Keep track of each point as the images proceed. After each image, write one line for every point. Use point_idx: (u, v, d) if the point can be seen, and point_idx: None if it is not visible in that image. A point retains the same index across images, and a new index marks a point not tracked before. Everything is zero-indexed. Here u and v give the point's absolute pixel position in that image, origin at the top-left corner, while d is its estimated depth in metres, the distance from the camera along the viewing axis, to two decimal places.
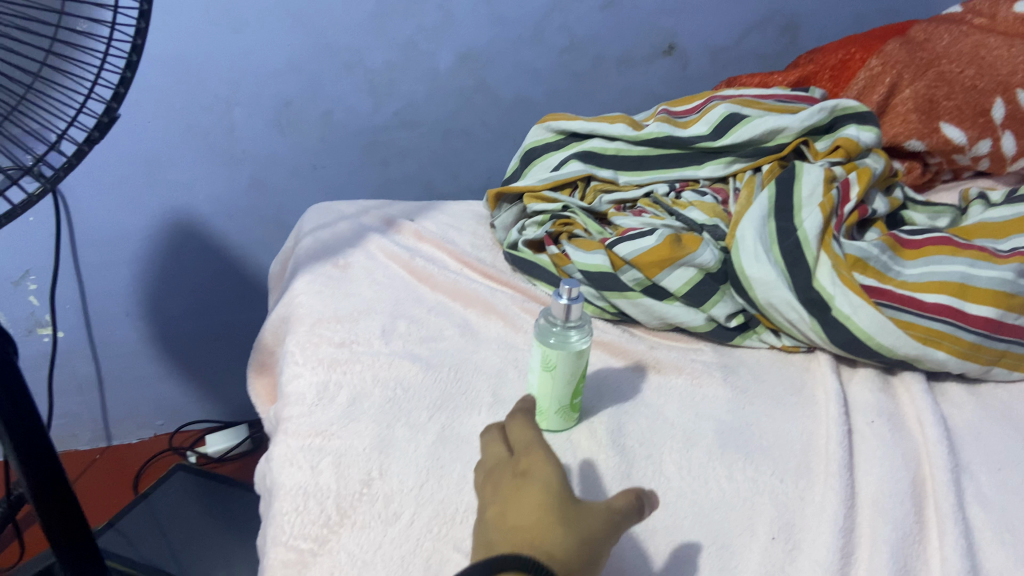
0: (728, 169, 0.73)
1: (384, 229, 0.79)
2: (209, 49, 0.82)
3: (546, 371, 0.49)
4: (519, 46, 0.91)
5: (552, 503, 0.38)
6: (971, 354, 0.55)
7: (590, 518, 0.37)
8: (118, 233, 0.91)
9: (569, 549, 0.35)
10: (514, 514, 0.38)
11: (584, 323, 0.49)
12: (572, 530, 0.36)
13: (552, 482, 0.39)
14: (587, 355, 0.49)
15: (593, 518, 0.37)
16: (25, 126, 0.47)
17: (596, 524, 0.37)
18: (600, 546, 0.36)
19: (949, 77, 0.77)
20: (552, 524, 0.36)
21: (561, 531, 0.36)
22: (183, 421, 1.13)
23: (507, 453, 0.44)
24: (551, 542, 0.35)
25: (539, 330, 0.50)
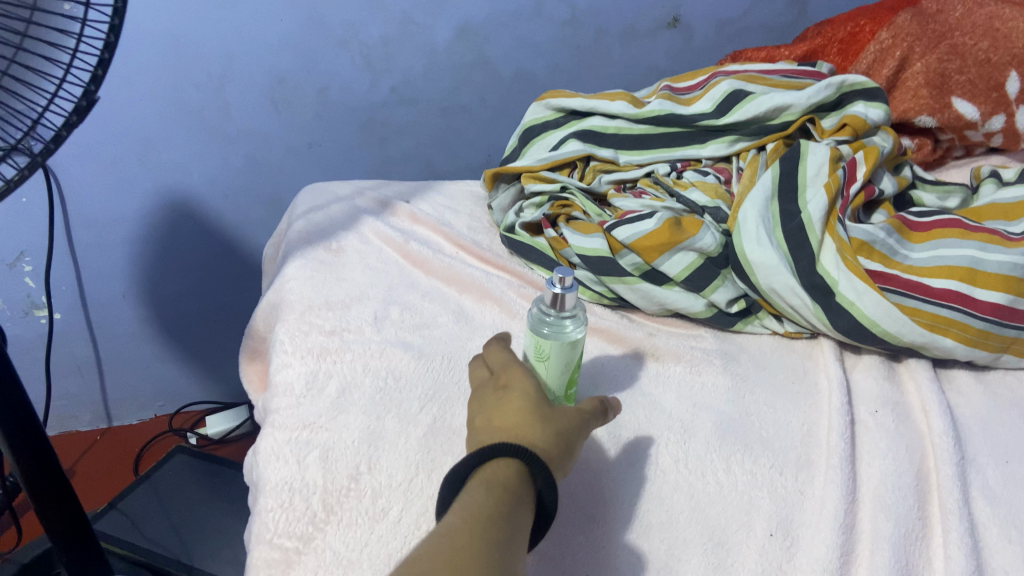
0: (730, 148, 0.72)
1: (379, 212, 0.77)
2: (200, 24, 0.80)
3: (541, 362, 0.47)
4: (519, 20, 0.89)
5: (535, 404, 0.42)
6: (979, 342, 0.53)
7: (565, 417, 0.42)
8: (112, 215, 0.89)
9: (552, 442, 0.40)
10: (500, 416, 0.42)
11: (579, 311, 0.47)
12: (551, 426, 0.41)
13: (532, 389, 0.44)
14: (582, 344, 0.47)
15: (567, 416, 0.43)
16: (0, 111, 0.45)
17: (571, 422, 0.42)
18: (573, 439, 0.42)
19: (962, 50, 0.74)
20: (535, 421, 0.41)
21: (543, 426, 0.41)
22: (184, 402, 1.13)
23: (488, 373, 0.48)
24: (536, 435, 0.40)
25: (533, 318, 0.47)
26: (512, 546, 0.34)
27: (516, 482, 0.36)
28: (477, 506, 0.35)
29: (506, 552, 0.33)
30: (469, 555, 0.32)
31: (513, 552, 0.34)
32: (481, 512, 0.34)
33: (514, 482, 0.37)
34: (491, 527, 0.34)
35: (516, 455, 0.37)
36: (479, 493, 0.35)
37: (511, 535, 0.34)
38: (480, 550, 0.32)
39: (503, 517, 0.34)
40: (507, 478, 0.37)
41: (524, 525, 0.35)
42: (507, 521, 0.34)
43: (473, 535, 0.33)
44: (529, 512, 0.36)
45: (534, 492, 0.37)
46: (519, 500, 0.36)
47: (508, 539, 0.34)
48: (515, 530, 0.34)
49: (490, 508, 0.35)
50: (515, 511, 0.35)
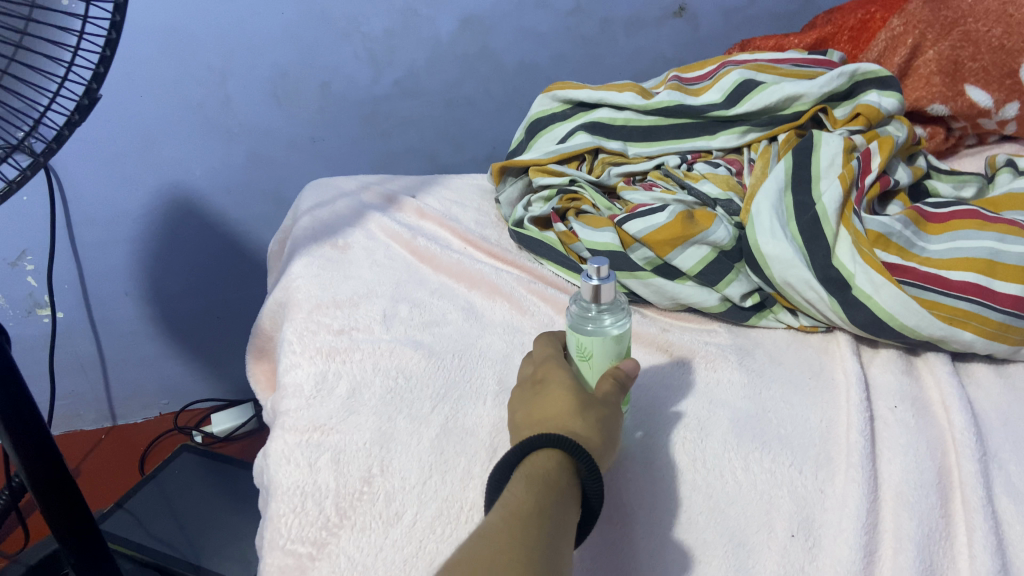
0: (741, 139, 0.70)
1: (385, 207, 0.77)
2: (199, 17, 0.79)
3: (585, 360, 0.46)
4: (523, 10, 0.88)
5: (575, 394, 0.43)
6: (999, 334, 0.52)
7: (604, 404, 0.43)
8: (114, 211, 0.89)
9: (592, 433, 0.40)
10: (540, 409, 0.42)
11: (617, 305, 0.46)
12: (589, 413, 0.41)
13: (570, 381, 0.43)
14: (626, 337, 0.46)
15: (606, 403, 0.43)
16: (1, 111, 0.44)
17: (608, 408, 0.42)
18: (612, 425, 0.42)
19: (974, 36, 0.73)
20: (573, 411, 0.41)
21: (582, 415, 0.41)
22: (189, 400, 1.11)
23: (532, 367, 0.48)
24: (576, 425, 0.40)
25: (572, 319, 0.47)
26: (555, 543, 0.34)
27: (558, 475, 0.36)
28: (518, 501, 0.35)
29: (547, 550, 0.33)
30: (506, 557, 0.32)
31: (555, 550, 0.33)
32: (523, 509, 0.34)
33: (554, 476, 0.37)
34: (531, 526, 0.33)
35: (556, 446, 0.37)
36: (521, 491, 0.35)
37: (553, 527, 0.34)
38: (519, 549, 0.32)
39: (545, 513, 0.34)
40: (549, 472, 0.37)
41: (568, 520, 0.35)
42: (549, 520, 0.34)
43: (510, 532, 0.33)
44: (572, 506, 0.36)
45: (577, 485, 0.37)
46: (562, 495, 0.36)
47: (550, 536, 0.34)
48: (558, 525, 0.34)
49: (530, 504, 0.34)
50: (558, 507, 0.35)
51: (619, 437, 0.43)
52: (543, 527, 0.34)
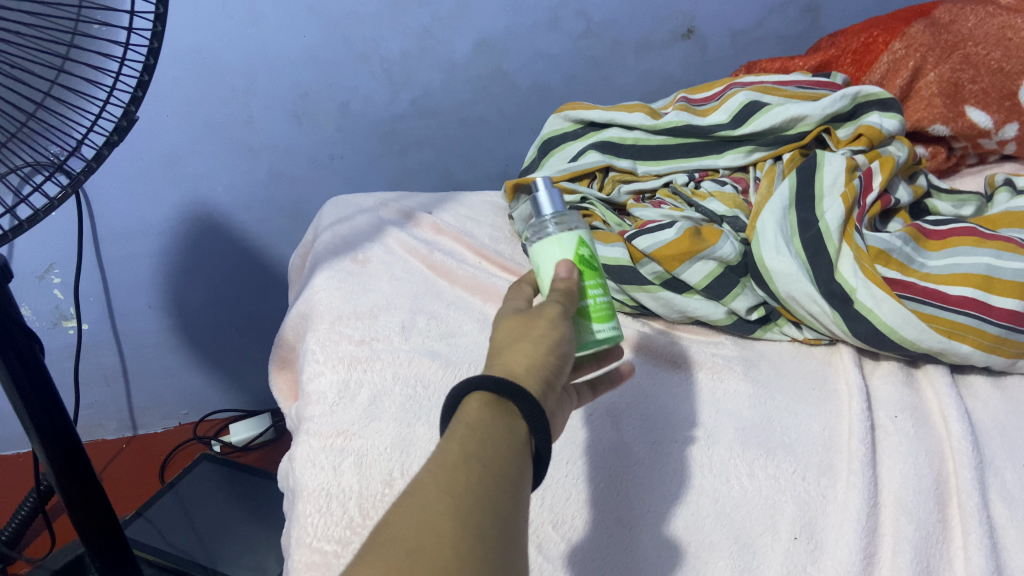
0: (747, 157, 0.74)
1: (401, 223, 0.79)
2: (224, 41, 0.82)
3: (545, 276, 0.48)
4: (536, 32, 0.90)
5: (515, 324, 0.42)
6: (996, 347, 0.54)
7: (538, 316, 0.42)
8: (140, 227, 0.92)
9: (530, 350, 0.39)
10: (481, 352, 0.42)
11: (564, 215, 0.49)
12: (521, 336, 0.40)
13: (510, 318, 0.43)
14: (569, 242, 0.47)
15: (540, 314, 0.42)
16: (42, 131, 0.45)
17: (540, 320, 0.41)
18: (549, 331, 0.41)
19: (974, 60, 0.75)
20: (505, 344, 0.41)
21: (515, 339, 0.40)
22: (209, 409, 1.15)
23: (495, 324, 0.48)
24: (516, 357, 0.39)
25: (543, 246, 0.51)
26: (491, 486, 0.32)
27: (488, 417, 0.35)
28: (445, 453, 0.33)
29: (485, 496, 0.31)
30: (436, 510, 0.29)
31: (495, 496, 0.31)
32: (451, 460, 0.32)
33: (483, 418, 0.35)
34: (461, 475, 0.31)
35: (481, 387, 0.36)
36: (450, 440, 0.33)
37: (489, 470, 0.32)
38: (453, 501, 0.30)
39: (475, 457, 0.32)
40: (480, 413, 0.35)
41: (508, 461, 0.33)
42: (482, 465, 0.32)
43: (438, 482, 0.31)
44: (508, 443, 0.34)
45: (515, 416, 0.36)
46: (494, 437, 0.34)
47: (486, 483, 0.32)
48: (495, 470, 0.32)
49: (458, 454, 0.32)
50: (492, 450, 0.33)
51: (569, 343, 0.41)
52: (477, 473, 0.32)
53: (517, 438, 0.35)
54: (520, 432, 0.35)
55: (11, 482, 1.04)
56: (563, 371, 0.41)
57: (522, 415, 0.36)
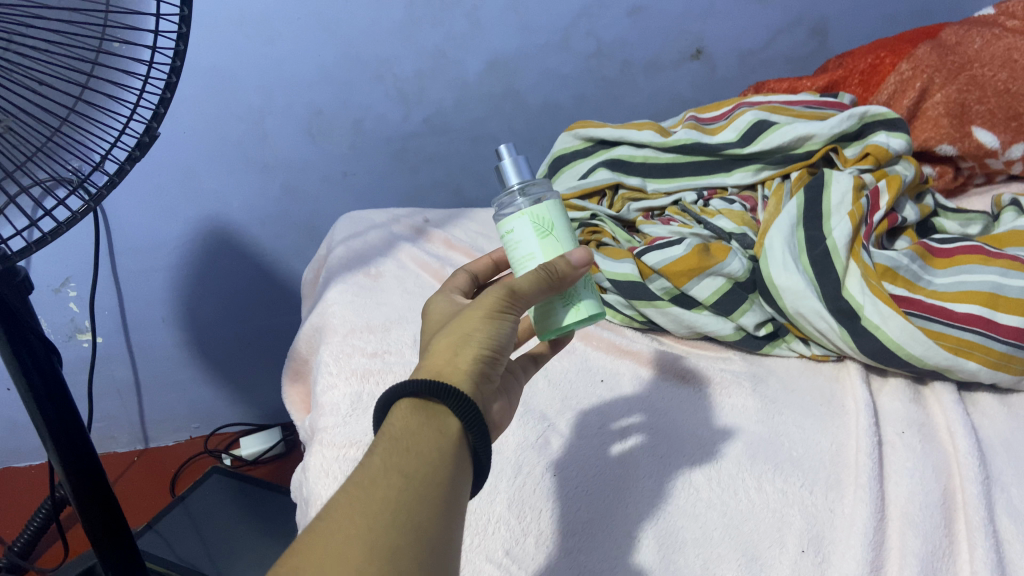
0: (756, 176, 0.75)
1: (414, 238, 0.81)
2: (242, 59, 0.84)
3: (546, 236, 0.46)
4: (547, 52, 0.92)
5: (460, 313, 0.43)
6: (1002, 364, 0.54)
7: (476, 311, 0.42)
8: (155, 240, 0.93)
9: (467, 347, 0.41)
10: (420, 346, 0.43)
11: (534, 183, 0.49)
12: (454, 332, 0.41)
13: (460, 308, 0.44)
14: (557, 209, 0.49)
15: (479, 307, 0.42)
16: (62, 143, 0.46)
17: (475, 314, 0.42)
18: (483, 329, 0.42)
19: (981, 81, 0.76)
20: (440, 338, 0.42)
21: (450, 336, 0.41)
22: (219, 423, 1.15)
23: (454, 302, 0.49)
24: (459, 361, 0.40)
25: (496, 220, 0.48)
26: (409, 497, 0.32)
27: (413, 423, 0.36)
28: (367, 466, 0.34)
29: (401, 507, 0.32)
30: (352, 527, 0.30)
31: (414, 504, 0.32)
32: (372, 473, 0.33)
33: (410, 424, 0.36)
34: (379, 489, 0.32)
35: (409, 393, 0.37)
36: (373, 451, 0.34)
37: (406, 481, 0.33)
38: (370, 516, 0.31)
39: (394, 470, 0.33)
40: (407, 419, 0.36)
41: (434, 470, 0.34)
42: (401, 476, 0.33)
43: (354, 497, 0.31)
44: (429, 445, 0.35)
45: (441, 416, 0.37)
46: (420, 445, 0.35)
47: (406, 492, 0.32)
48: (419, 480, 0.33)
49: (379, 468, 0.33)
50: (416, 459, 0.34)
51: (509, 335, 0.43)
52: (399, 484, 0.33)
53: (445, 441, 0.36)
54: (450, 431, 0.37)
55: (24, 493, 1.05)
56: (500, 362, 0.43)
57: (450, 413, 0.37)
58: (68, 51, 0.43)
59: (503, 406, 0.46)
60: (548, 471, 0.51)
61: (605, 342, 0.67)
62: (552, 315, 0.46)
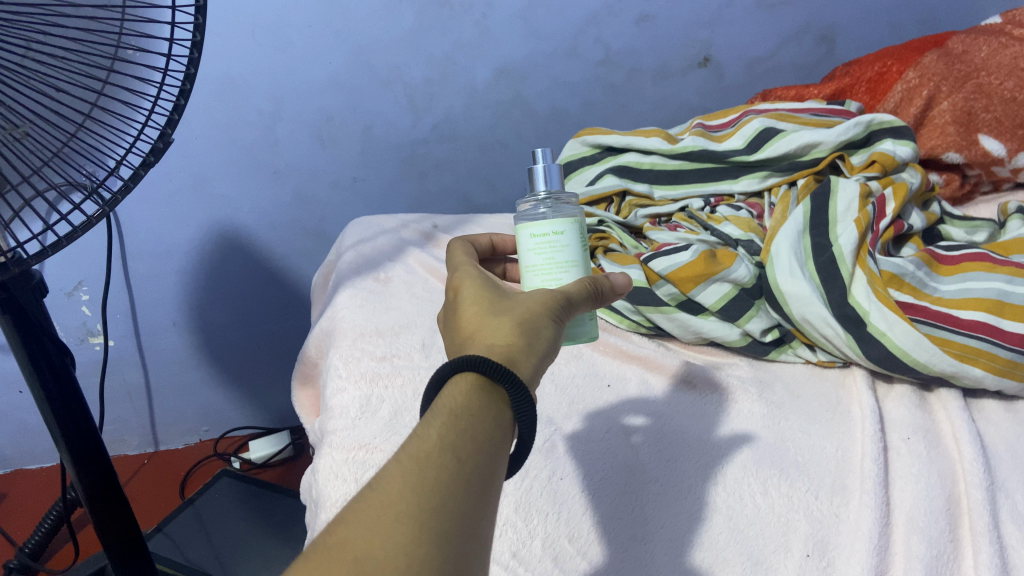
0: (763, 182, 0.76)
1: (423, 243, 0.82)
2: (254, 65, 0.85)
3: (584, 248, 0.48)
4: (555, 60, 0.92)
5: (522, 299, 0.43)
6: (1007, 372, 0.53)
7: (541, 306, 0.42)
8: (167, 245, 0.94)
9: (540, 331, 0.41)
10: (467, 325, 0.42)
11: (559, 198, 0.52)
12: (522, 319, 0.41)
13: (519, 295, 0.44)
14: None
15: (546, 302, 0.43)
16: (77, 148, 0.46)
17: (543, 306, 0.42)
18: (548, 325, 0.41)
19: (988, 89, 0.76)
20: (503, 321, 0.41)
21: (521, 318, 0.41)
22: (229, 427, 1.16)
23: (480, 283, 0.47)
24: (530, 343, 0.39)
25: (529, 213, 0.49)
26: (461, 480, 0.31)
27: (472, 403, 0.35)
28: (421, 441, 0.32)
29: (453, 489, 0.30)
30: (401, 504, 0.29)
31: (466, 489, 0.31)
32: (425, 449, 0.32)
33: (469, 405, 0.35)
34: (431, 467, 0.31)
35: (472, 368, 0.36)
36: (429, 425, 0.33)
37: (460, 463, 0.32)
38: (419, 496, 0.29)
39: (447, 449, 0.32)
40: (461, 398, 0.35)
41: (487, 457, 0.33)
42: (455, 457, 0.32)
43: (405, 473, 0.30)
44: (486, 428, 0.34)
45: (498, 401, 0.36)
46: (476, 428, 0.34)
47: (458, 476, 0.31)
48: (472, 463, 0.32)
49: (433, 445, 0.32)
50: (471, 443, 0.33)
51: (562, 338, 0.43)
52: (450, 465, 0.31)
53: (500, 431, 0.35)
54: (504, 422, 0.35)
55: (35, 494, 1.06)
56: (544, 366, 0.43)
57: (508, 404, 0.36)
58: (84, 58, 0.43)
59: None
60: (555, 474, 0.52)
61: (612, 347, 0.67)
62: (578, 325, 0.49)
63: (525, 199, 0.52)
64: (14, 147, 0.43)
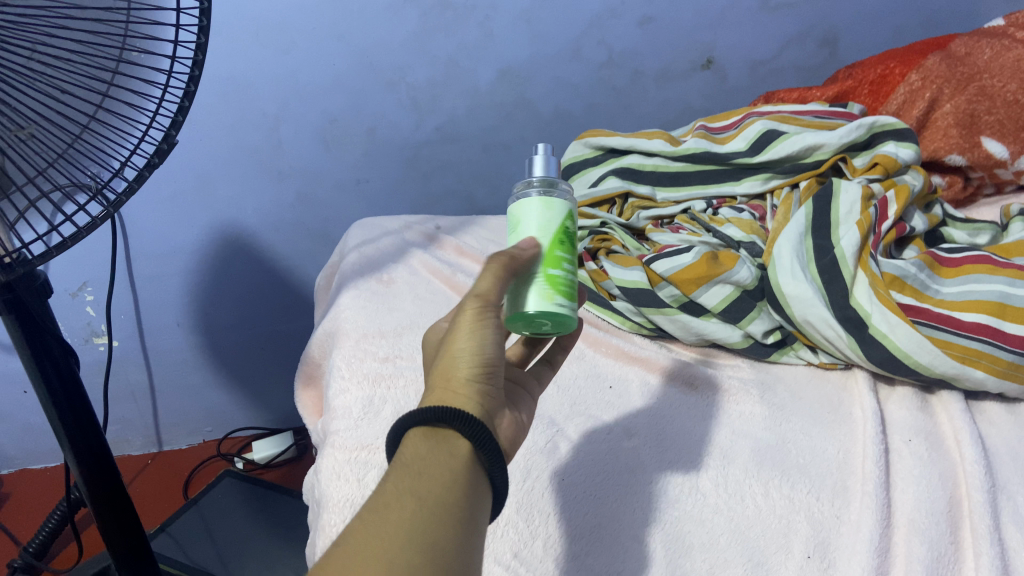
0: (765, 185, 0.76)
1: (426, 245, 0.82)
2: (257, 67, 0.85)
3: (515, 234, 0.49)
4: (558, 61, 0.92)
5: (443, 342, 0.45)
6: (1009, 374, 0.54)
7: (454, 340, 0.44)
8: (171, 246, 0.94)
9: (460, 369, 0.43)
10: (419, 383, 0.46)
11: (551, 185, 0.49)
12: (442, 367, 0.43)
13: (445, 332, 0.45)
14: (558, 204, 0.49)
15: (461, 328, 0.44)
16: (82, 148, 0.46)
17: (456, 345, 0.43)
18: (466, 355, 0.43)
19: (990, 91, 0.77)
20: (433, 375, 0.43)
21: (445, 362, 0.43)
22: (232, 427, 1.17)
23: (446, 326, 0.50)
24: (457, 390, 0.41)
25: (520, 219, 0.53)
26: (424, 515, 0.33)
27: (423, 448, 0.38)
28: (382, 489, 0.35)
29: (416, 526, 0.33)
30: (371, 548, 0.31)
31: (430, 522, 0.33)
32: (387, 495, 0.35)
33: (419, 450, 0.38)
34: (392, 512, 0.33)
35: (415, 420, 0.39)
36: (388, 475, 0.36)
37: (421, 503, 0.34)
38: (387, 537, 0.32)
39: (406, 493, 0.35)
40: (417, 446, 0.38)
41: (447, 488, 0.35)
42: (415, 498, 0.34)
43: (369, 521, 0.33)
44: (441, 465, 0.37)
45: (450, 437, 0.38)
46: (431, 467, 0.36)
47: (421, 512, 0.34)
48: (432, 497, 0.35)
49: (393, 490, 0.35)
50: (429, 480, 0.35)
51: (502, 349, 0.45)
52: (412, 505, 0.34)
53: (456, 462, 0.37)
54: (460, 453, 0.38)
55: (40, 494, 1.06)
56: (495, 373, 0.44)
57: (461, 435, 0.39)
58: (89, 61, 0.44)
59: (512, 420, 0.47)
60: (557, 474, 0.52)
61: (614, 348, 0.67)
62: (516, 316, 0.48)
63: (521, 183, 0.51)
64: (18, 148, 0.43)
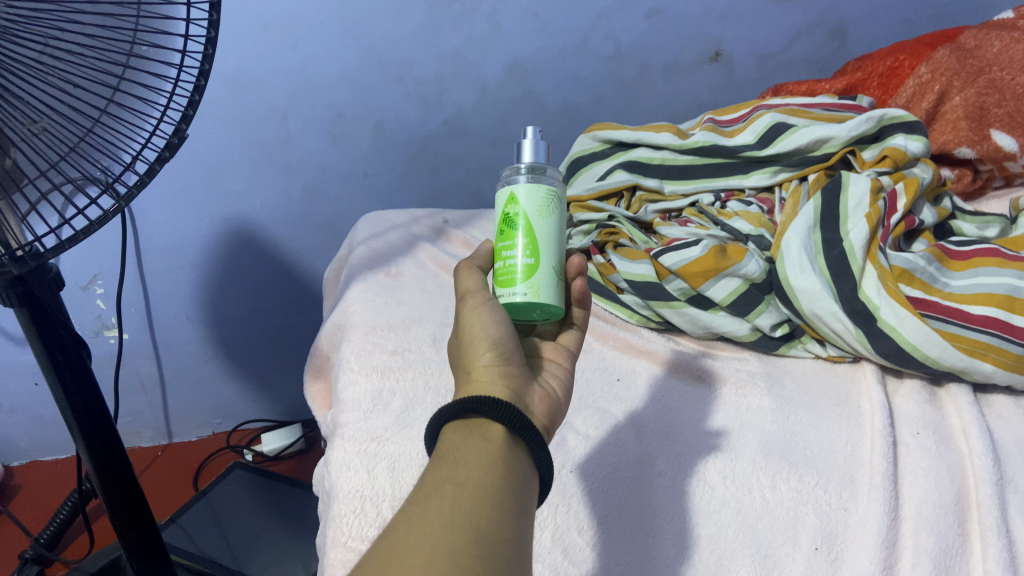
0: (774, 178, 0.75)
1: (434, 238, 0.83)
2: (266, 61, 0.85)
3: None
4: (565, 54, 0.92)
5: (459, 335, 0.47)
6: (1019, 367, 0.54)
7: (464, 329, 0.46)
8: (181, 239, 0.95)
9: (477, 355, 0.44)
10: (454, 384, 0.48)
11: (539, 169, 0.50)
12: (461, 358, 0.45)
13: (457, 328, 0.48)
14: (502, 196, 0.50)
15: (467, 318, 0.46)
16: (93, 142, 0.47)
17: (467, 333, 0.45)
18: (476, 338, 0.45)
19: (1000, 84, 0.77)
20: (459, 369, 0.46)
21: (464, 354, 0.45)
22: (241, 419, 1.18)
23: None
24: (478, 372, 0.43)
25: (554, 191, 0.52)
26: (465, 501, 0.34)
27: (458, 439, 0.38)
28: (423, 483, 0.36)
29: (458, 513, 0.33)
30: (414, 537, 0.32)
31: (472, 507, 0.34)
32: (427, 488, 0.35)
33: (455, 440, 0.39)
34: (433, 502, 0.34)
35: (445, 414, 0.40)
36: (426, 470, 0.37)
37: (461, 490, 0.35)
38: (430, 526, 0.32)
39: (445, 483, 0.35)
40: (453, 439, 0.39)
41: (486, 472, 0.36)
42: (455, 486, 0.35)
43: (413, 514, 0.33)
44: (475, 451, 0.37)
45: (480, 424, 0.39)
46: (467, 455, 0.37)
47: (462, 498, 0.34)
48: (471, 484, 0.35)
49: (433, 482, 0.35)
50: (467, 468, 0.36)
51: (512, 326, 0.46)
52: (452, 493, 0.34)
53: (490, 445, 0.38)
54: (493, 437, 0.38)
55: (51, 486, 1.07)
56: (511, 349, 0.45)
57: (492, 421, 0.39)
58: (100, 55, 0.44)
59: (544, 393, 0.46)
60: (565, 466, 0.52)
61: (622, 341, 0.67)
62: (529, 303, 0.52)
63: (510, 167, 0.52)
64: (32, 143, 0.43)
